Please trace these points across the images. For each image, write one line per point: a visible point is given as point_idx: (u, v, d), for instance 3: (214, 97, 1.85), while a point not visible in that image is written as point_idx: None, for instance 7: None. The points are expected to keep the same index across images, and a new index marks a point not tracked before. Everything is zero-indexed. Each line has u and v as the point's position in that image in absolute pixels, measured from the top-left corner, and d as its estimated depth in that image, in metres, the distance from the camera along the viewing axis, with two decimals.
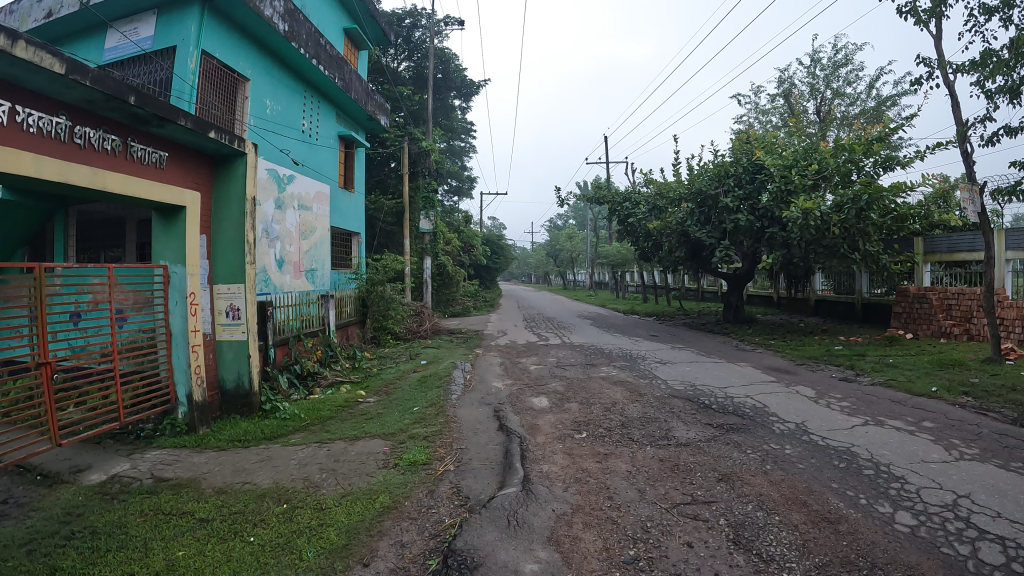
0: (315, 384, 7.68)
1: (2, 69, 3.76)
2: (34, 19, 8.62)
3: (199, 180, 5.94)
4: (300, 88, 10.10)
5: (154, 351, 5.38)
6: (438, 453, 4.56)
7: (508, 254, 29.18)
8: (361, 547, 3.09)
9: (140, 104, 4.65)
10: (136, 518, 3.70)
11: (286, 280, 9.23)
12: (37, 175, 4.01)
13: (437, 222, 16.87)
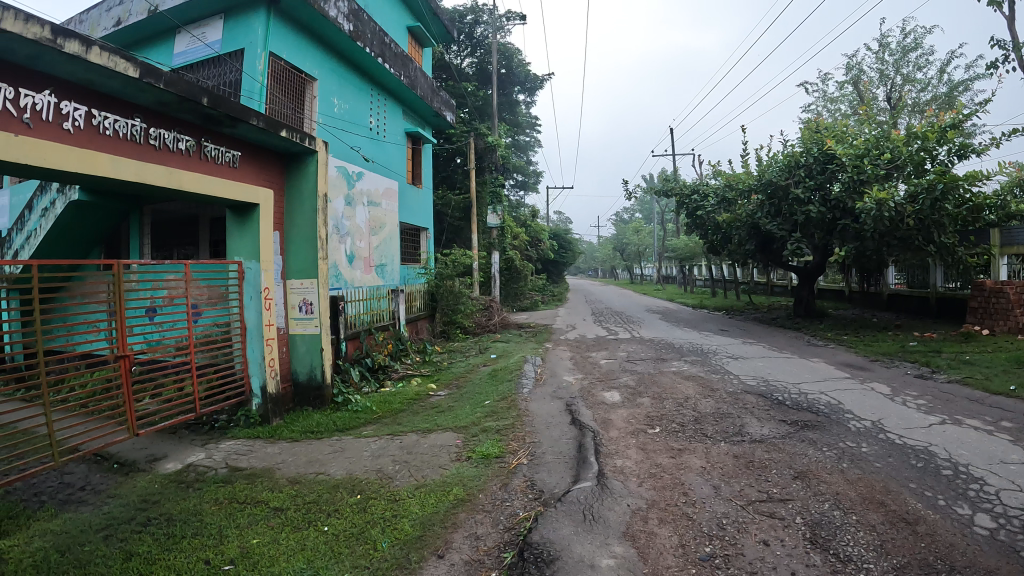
0: (387, 378, 7.82)
1: (78, 73, 3.89)
2: (104, 28, 8.96)
3: (272, 179, 6.09)
4: (366, 87, 10.26)
5: (229, 344, 5.56)
6: (511, 446, 4.58)
7: (575, 248, 29.08)
8: (436, 538, 3.14)
9: (213, 105, 4.78)
10: (211, 506, 3.82)
11: (357, 276, 9.42)
12: (114, 176, 4.16)
13: (506, 218, 16.96)
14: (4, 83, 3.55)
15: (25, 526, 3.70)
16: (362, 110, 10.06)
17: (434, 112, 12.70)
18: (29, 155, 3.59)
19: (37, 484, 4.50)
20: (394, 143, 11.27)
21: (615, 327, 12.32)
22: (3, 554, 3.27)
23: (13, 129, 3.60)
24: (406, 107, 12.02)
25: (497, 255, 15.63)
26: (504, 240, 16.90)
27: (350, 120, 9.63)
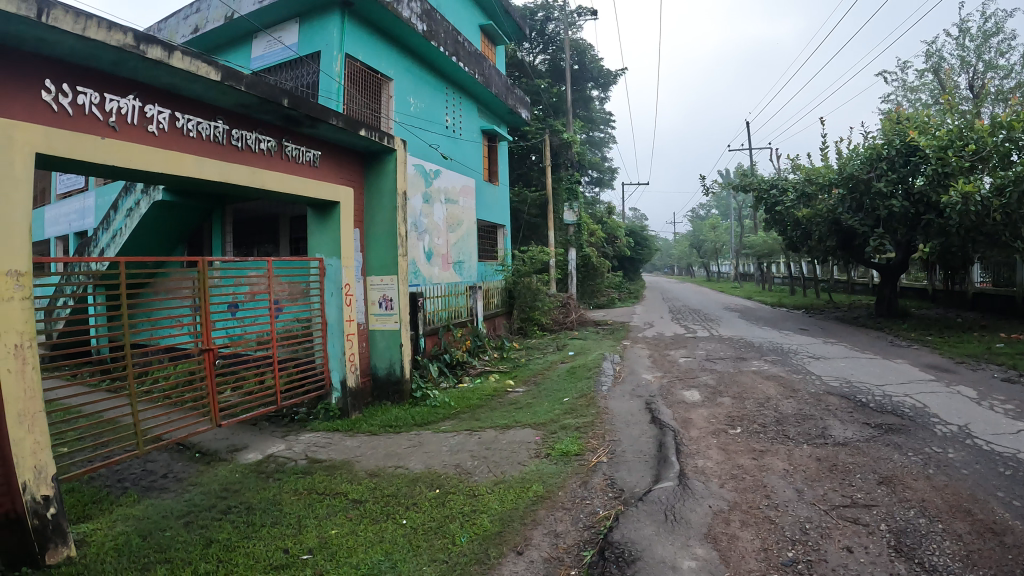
0: (466, 373, 7.91)
1: (163, 78, 4.04)
2: (182, 35, 9.30)
3: (352, 177, 6.23)
4: (441, 85, 10.37)
5: (310, 339, 5.74)
6: (590, 444, 4.57)
7: (651, 245, 28.68)
8: (515, 534, 3.16)
9: (293, 105, 4.91)
10: (291, 496, 3.94)
11: (436, 273, 9.59)
12: (198, 176, 4.32)
13: (583, 214, 16.94)
14: (91, 89, 3.70)
15: (109, 511, 3.91)
16: (438, 108, 10.18)
17: (508, 109, 12.73)
18: (115, 157, 3.73)
19: (122, 471, 4.76)
20: (469, 140, 11.37)
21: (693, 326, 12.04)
22: (90, 537, 3.48)
23: (100, 132, 3.76)
24: (482, 105, 12.12)
25: (574, 252, 15.58)
26: (581, 237, 16.83)
27: (426, 118, 9.77)
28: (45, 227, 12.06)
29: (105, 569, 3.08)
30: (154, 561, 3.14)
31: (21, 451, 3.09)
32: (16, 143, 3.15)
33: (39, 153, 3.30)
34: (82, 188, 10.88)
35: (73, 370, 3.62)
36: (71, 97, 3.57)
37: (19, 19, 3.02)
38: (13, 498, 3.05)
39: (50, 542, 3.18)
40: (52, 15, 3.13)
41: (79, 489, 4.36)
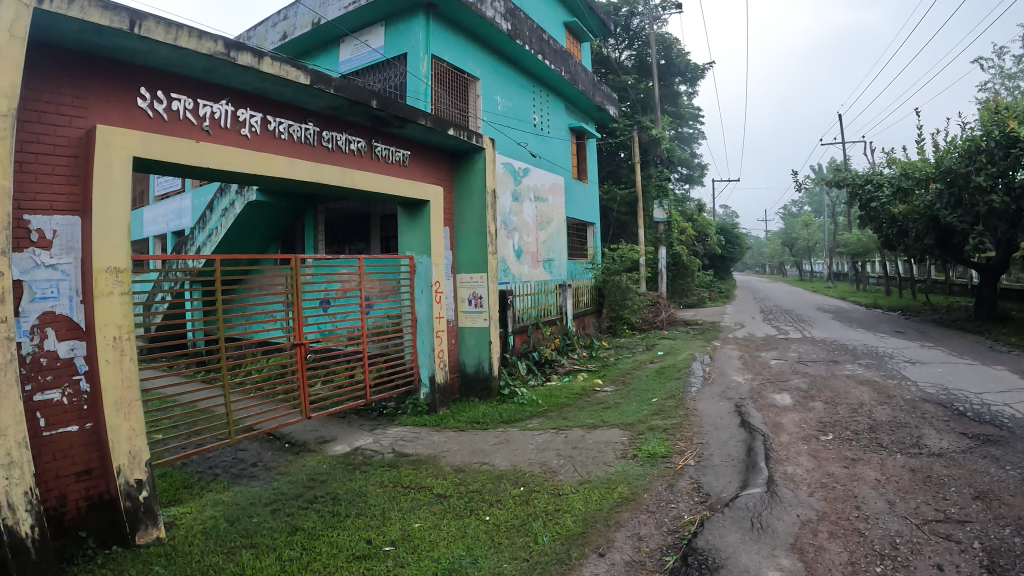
0: (553, 372, 7.92)
1: (254, 83, 4.17)
2: (271, 42, 9.60)
3: (441, 176, 6.32)
4: (528, 84, 10.40)
5: (399, 335, 5.89)
6: (678, 447, 4.50)
7: (742, 243, 27.92)
8: (598, 536, 3.14)
9: (381, 107, 5.00)
10: (376, 488, 4.02)
11: (525, 270, 9.87)
12: (291, 176, 4.45)
13: (671, 212, 16.70)
14: (185, 95, 3.86)
15: (198, 496, 4.08)
16: (524, 107, 10.21)
17: (596, 106, 12.64)
18: (209, 159, 3.88)
19: (213, 458, 4.98)
20: (557, 138, 11.37)
21: (785, 326, 11.95)
22: (179, 520, 3.64)
23: (195, 136, 3.91)
24: (569, 103, 12.09)
25: (664, 251, 15.36)
26: (670, 235, 16.57)
27: (513, 117, 9.83)
28: (144, 227, 12.67)
29: (192, 551, 3.22)
30: (241, 546, 3.25)
31: (116, 437, 3.25)
32: (114, 148, 3.31)
33: (136, 157, 3.45)
34: (179, 189, 11.37)
35: (169, 360, 3.78)
36: (165, 103, 3.73)
37: (112, 31, 3.17)
38: (107, 481, 3.34)
39: (141, 525, 3.34)
40: (144, 26, 3.27)
41: (171, 475, 4.58)
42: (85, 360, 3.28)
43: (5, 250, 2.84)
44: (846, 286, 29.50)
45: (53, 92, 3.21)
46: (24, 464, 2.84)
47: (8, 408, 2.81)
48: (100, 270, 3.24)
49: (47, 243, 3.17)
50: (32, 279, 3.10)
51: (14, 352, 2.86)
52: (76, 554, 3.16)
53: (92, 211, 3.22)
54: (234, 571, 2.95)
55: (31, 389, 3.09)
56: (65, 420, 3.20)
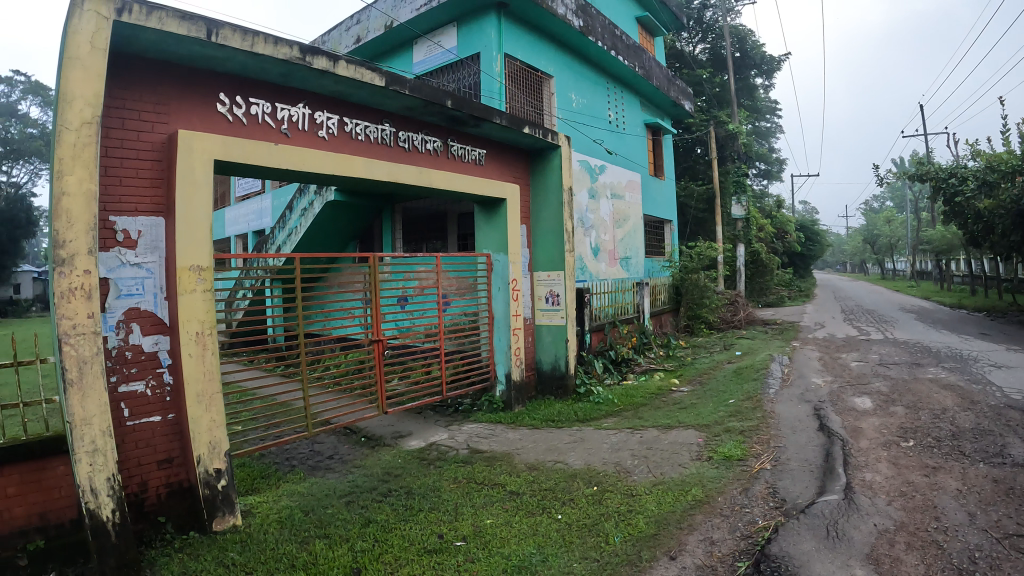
0: (630, 371, 7.88)
1: (330, 87, 4.26)
2: (345, 45, 9.82)
3: (517, 175, 6.37)
4: (602, 80, 10.35)
5: (476, 333, 6.04)
6: (754, 450, 4.42)
7: (824, 240, 27.05)
8: (670, 538, 3.12)
9: (457, 106, 5.05)
10: (450, 484, 4.08)
11: (603, 268, 9.90)
12: (368, 176, 4.55)
13: (749, 208, 16.35)
14: (263, 100, 3.99)
15: (275, 485, 4.23)
16: (598, 103, 10.16)
17: (672, 102, 12.47)
18: (288, 161, 3.99)
19: (291, 450, 5.15)
20: (632, 134, 11.27)
21: (867, 325, 11.66)
22: (256, 508, 3.78)
23: (274, 139, 4.04)
24: (644, 99, 11.97)
25: (742, 248, 15.04)
26: (750, 232, 16.20)
27: (587, 114, 9.82)
28: (226, 226, 13.13)
29: (268, 538, 3.33)
30: (314, 536, 3.35)
31: (197, 428, 3.39)
32: (195, 151, 3.45)
33: (218, 160, 3.59)
34: (260, 190, 11.75)
35: (250, 355, 3.90)
36: (245, 108, 3.87)
37: (191, 41, 3.30)
38: (187, 470, 3.50)
39: (218, 511, 3.48)
40: (221, 34, 3.38)
41: (250, 465, 4.76)
42: (168, 354, 3.45)
43: (92, 250, 3.00)
44: (935, 285, 28.27)
45: (136, 100, 3.37)
46: (108, 451, 3.01)
47: (94, 398, 2.97)
48: (184, 268, 3.38)
49: (132, 243, 3.33)
50: (119, 276, 3.27)
51: (101, 346, 3.02)
52: (155, 538, 3.32)
53: (175, 212, 3.36)
54: (307, 560, 3.05)
55: (117, 380, 3.25)
56: (148, 411, 3.37)
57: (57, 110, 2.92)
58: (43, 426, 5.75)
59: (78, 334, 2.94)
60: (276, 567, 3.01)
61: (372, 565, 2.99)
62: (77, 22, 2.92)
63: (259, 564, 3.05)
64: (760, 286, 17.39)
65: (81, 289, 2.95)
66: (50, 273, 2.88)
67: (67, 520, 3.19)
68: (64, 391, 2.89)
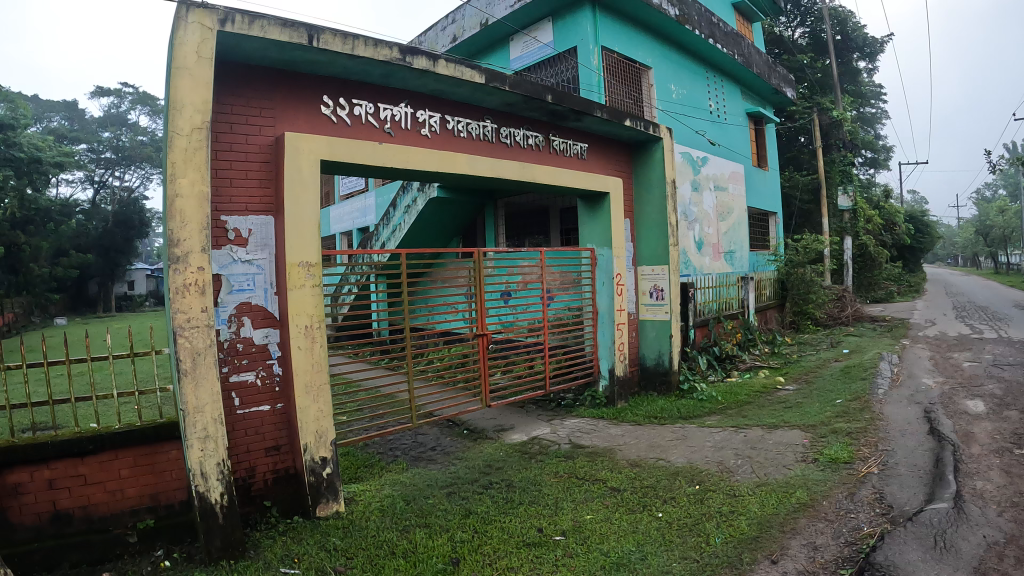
0: (734, 368, 7.71)
1: (431, 86, 4.33)
2: (442, 45, 9.99)
3: (619, 168, 6.32)
4: (701, 70, 10.14)
5: (580, 328, 6.07)
6: (861, 453, 4.25)
7: (935, 231, 25.59)
8: (772, 541, 3.05)
9: (557, 101, 5.04)
10: (551, 478, 4.12)
11: (706, 262, 9.73)
12: (470, 172, 4.62)
13: (857, 199, 15.67)
14: (367, 100, 4.10)
15: (379, 474, 4.37)
16: (698, 94, 9.97)
17: (774, 89, 12.09)
18: (393, 158, 4.09)
19: (394, 441, 5.32)
20: (733, 124, 11.00)
21: (980, 326, 10.68)
22: (360, 496, 3.91)
23: (378, 138, 4.16)
24: (745, 87, 11.65)
25: (849, 241, 14.40)
26: (858, 224, 15.51)
27: (688, 105, 9.65)
28: (331, 224, 13.60)
29: (372, 525, 3.45)
30: (416, 524, 3.44)
31: (305, 418, 3.53)
32: (302, 152, 3.58)
33: (325, 160, 3.72)
34: (363, 189, 12.10)
35: (355, 348, 4.05)
36: (348, 109, 3.99)
37: (294, 47, 3.42)
38: (293, 457, 3.66)
39: (322, 498, 3.61)
40: (322, 39, 3.49)
41: (354, 454, 4.93)
42: (278, 346, 3.60)
43: (206, 248, 3.16)
44: None
45: (244, 105, 3.54)
46: (219, 437, 3.17)
47: (207, 387, 3.14)
48: (293, 264, 3.53)
49: (243, 241, 3.50)
50: (230, 273, 3.44)
51: (214, 338, 3.19)
52: (261, 521, 3.49)
53: (283, 210, 3.51)
54: (407, 548, 3.13)
55: (229, 370, 3.43)
56: (258, 400, 3.54)
57: (169, 117, 3.10)
58: (161, 413, 6.12)
59: (192, 327, 3.11)
60: (376, 553, 3.11)
61: (472, 554, 3.05)
62: (183, 34, 3.09)
63: (360, 550, 3.15)
64: (868, 281, 16.62)
65: (195, 285, 3.12)
66: (166, 270, 3.06)
67: (177, 502, 3.39)
68: (178, 381, 3.07)
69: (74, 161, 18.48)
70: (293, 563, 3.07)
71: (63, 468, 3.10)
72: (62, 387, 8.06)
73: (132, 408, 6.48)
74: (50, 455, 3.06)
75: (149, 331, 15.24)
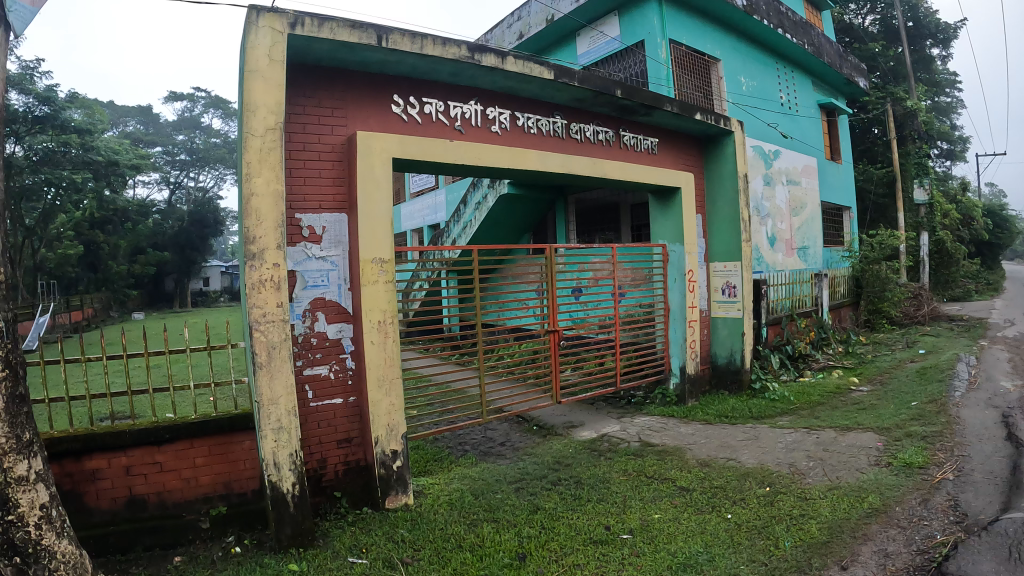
0: (807, 367, 7.52)
1: (500, 82, 4.35)
2: (509, 42, 10.00)
3: (691, 162, 6.23)
4: (771, 61, 9.90)
5: (651, 324, 6.00)
6: (937, 458, 4.09)
7: (1017, 226, 24.41)
8: (842, 547, 2.96)
9: (626, 96, 4.98)
10: (620, 476, 4.09)
11: (779, 258, 9.52)
12: (542, 169, 4.61)
13: (934, 192, 15.06)
14: (437, 99, 4.14)
15: (448, 468, 4.42)
16: (769, 86, 9.74)
17: (846, 79, 11.72)
18: (464, 155, 4.12)
19: (464, 436, 5.38)
20: (806, 116, 10.72)
21: None
22: (429, 490, 3.96)
23: (448, 135, 4.20)
24: (816, 78, 11.32)
25: (926, 237, 13.87)
26: (935, 218, 14.91)
27: (758, 97, 9.43)
28: (402, 221, 13.81)
29: (441, 518, 3.49)
30: (483, 519, 3.47)
31: (377, 411, 3.59)
32: (374, 151, 3.64)
33: (396, 158, 3.77)
34: (432, 186, 12.23)
35: (426, 343, 4.11)
36: (418, 107, 4.04)
37: (363, 47, 3.48)
38: (364, 450, 3.73)
39: (391, 490, 3.67)
40: (391, 39, 3.54)
41: (424, 448, 5.00)
42: (351, 341, 3.67)
43: (281, 245, 3.24)
44: None
45: (316, 106, 3.62)
46: (292, 429, 3.25)
47: (281, 380, 3.22)
48: (366, 261, 3.58)
49: (317, 238, 3.58)
50: (305, 269, 3.53)
51: (288, 332, 3.27)
52: (331, 511, 3.57)
53: (357, 208, 3.57)
54: (473, 542, 3.16)
55: (303, 364, 3.52)
56: (331, 393, 3.62)
57: (244, 118, 3.19)
58: (236, 404, 6.33)
59: (268, 321, 3.20)
60: (444, 546, 3.14)
61: (538, 550, 3.06)
62: (255, 38, 3.18)
63: (427, 543, 3.19)
64: (946, 278, 15.97)
65: (271, 281, 3.21)
66: (242, 266, 3.16)
67: (249, 490, 3.49)
68: (254, 373, 3.16)
69: (151, 163, 19.17)
70: (361, 553, 3.13)
71: (139, 456, 3.23)
72: (143, 378, 8.41)
73: (207, 399, 6.71)
74: (127, 442, 3.19)
75: (224, 326, 15.73)
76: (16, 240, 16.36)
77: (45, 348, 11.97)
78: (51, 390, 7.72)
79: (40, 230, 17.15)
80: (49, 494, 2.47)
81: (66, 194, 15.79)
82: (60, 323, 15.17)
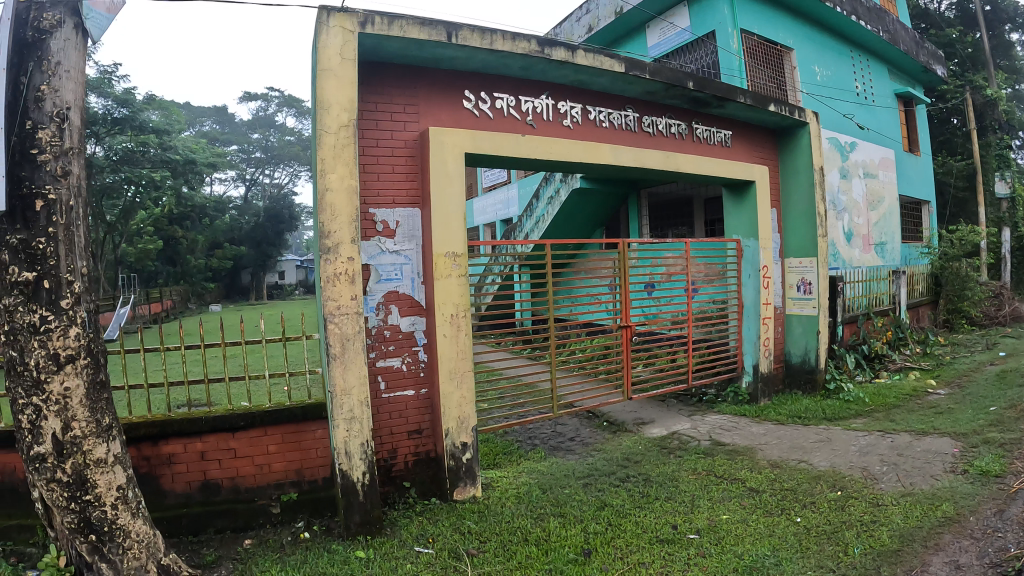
0: (883, 368, 7.28)
1: (571, 77, 4.33)
2: (578, 36, 9.96)
3: (765, 155, 6.10)
4: (846, 49, 9.61)
5: (724, 321, 5.90)
6: (1017, 465, 3.90)
7: None
8: (913, 557, 2.86)
9: (698, 88, 4.91)
10: (689, 474, 4.04)
11: (856, 254, 9.23)
12: (614, 163, 4.57)
13: (1016, 186, 14.38)
14: (508, 94, 4.17)
15: (517, 462, 4.44)
16: (845, 75, 9.46)
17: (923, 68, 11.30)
18: (536, 149, 4.13)
19: (533, 430, 5.40)
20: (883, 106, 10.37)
21: None
22: (497, 482, 3.99)
23: (520, 130, 4.21)
24: (893, 66, 10.95)
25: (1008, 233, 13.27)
26: (1017, 214, 14.24)
27: (833, 87, 9.17)
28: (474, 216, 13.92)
29: (510, 511, 3.51)
30: (550, 513, 3.47)
31: (448, 403, 3.64)
32: (447, 146, 3.67)
33: (468, 153, 3.80)
34: (504, 181, 12.30)
35: (498, 338, 4.12)
36: (490, 103, 4.07)
37: (433, 44, 3.51)
38: (434, 441, 3.77)
39: (460, 482, 3.72)
40: (461, 35, 3.56)
41: (494, 441, 5.04)
42: (424, 334, 3.73)
43: (354, 239, 3.31)
44: None
45: (389, 103, 3.67)
46: (364, 419, 3.31)
47: (355, 370, 3.29)
48: (440, 254, 3.63)
49: (391, 232, 3.65)
50: (379, 263, 3.60)
51: (362, 325, 3.33)
52: (399, 500, 3.63)
53: (429, 202, 3.62)
54: (539, 536, 3.17)
55: (376, 355, 3.59)
56: (404, 385, 3.67)
57: (317, 117, 3.26)
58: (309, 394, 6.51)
59: (342, 314, 3.27)
60: (510, 539, 3.16)
61: (603, 546, 3.05)
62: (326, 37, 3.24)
63: (494, 535, 3.21)
64: None
65: (345, 275, 3.28)
66: (318, 260, 3.23)
67: (320, 478, 3.57)
68: (328, 364, 3.23)
69: (224, 160, 19.79)
70: (428, 543, 3.18)
71: (214, 441, 3.34)
72: (220, 369, 8.70)
73: (281, 389, 6.91)
74: (203, 428, 3.31)
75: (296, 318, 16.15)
76: (98, 235, 17.10)
77: (128, 338, 12.50)
78: (134, 377, 8.08)
79: (120, 225, 17.89)
80: (127, 476, 2.57)
81: (145, 190, 16.40)
82: (139, 314, 15.81)
